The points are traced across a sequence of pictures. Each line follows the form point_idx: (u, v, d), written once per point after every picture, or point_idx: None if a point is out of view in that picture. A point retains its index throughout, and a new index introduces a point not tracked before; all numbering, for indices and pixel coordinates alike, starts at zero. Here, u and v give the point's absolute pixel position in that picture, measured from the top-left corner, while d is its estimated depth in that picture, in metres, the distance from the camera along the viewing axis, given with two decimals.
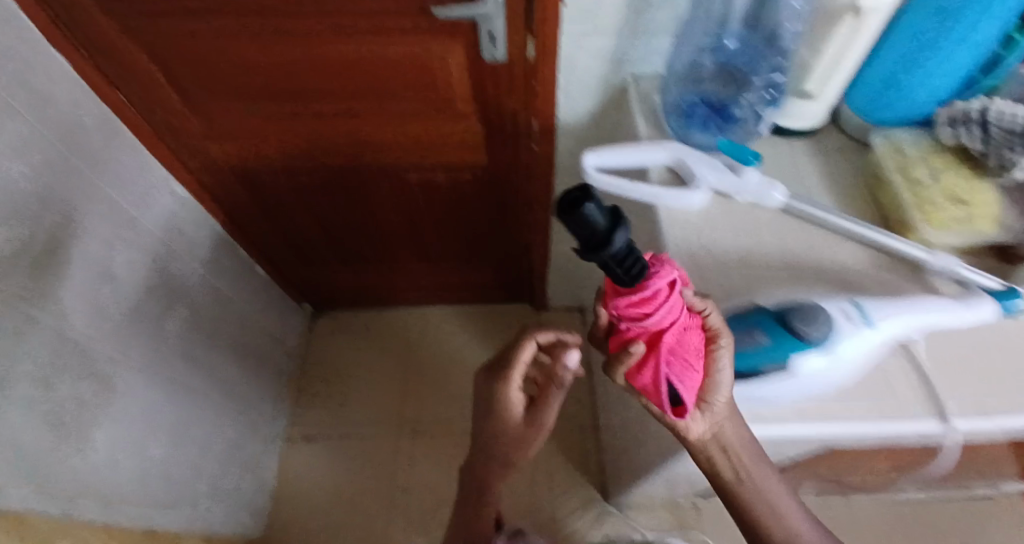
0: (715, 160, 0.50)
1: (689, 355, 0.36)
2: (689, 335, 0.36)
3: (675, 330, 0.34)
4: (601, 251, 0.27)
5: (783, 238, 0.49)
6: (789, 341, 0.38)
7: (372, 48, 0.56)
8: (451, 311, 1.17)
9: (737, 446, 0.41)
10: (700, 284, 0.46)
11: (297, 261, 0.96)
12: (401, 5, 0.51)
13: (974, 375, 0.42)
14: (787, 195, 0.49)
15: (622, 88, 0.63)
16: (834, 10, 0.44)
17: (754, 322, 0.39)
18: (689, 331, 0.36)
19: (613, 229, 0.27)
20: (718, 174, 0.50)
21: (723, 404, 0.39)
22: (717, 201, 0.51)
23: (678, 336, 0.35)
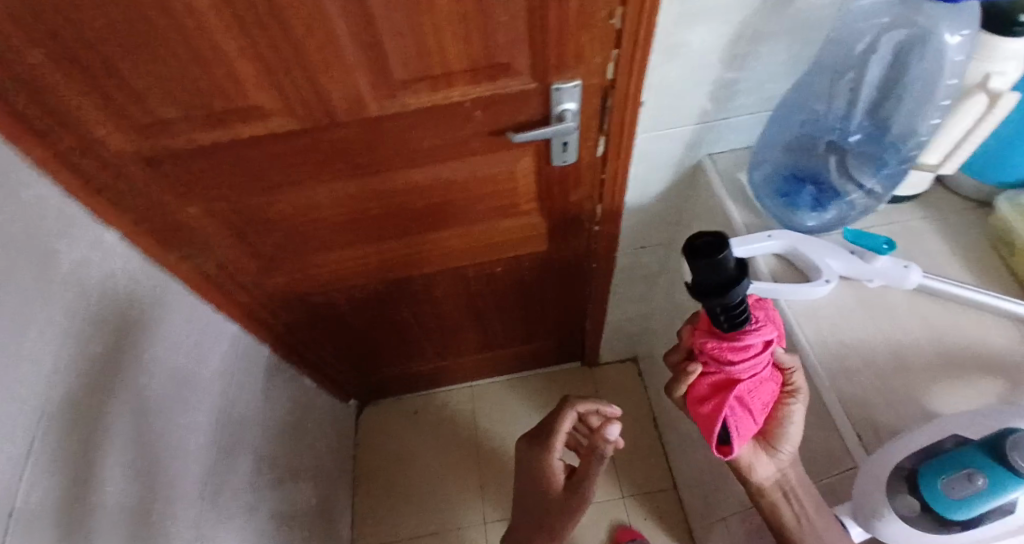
0: (836, 247, 0.47)
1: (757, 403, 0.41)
2: (761, 386, 0.40)
3: (749, 377, 0.40)
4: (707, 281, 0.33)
5: (927, 323, 0.45)
6: (1019, 480, 0.32)
7: (445, 169, 0.52)
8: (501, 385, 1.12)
9: (802, 494, 0.43)
10: (850, 397, 0.42)
11: (346, 364, 0.91)
12: (480, 128, 0.48)
13: None
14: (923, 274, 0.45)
15: (694, 168, 0.59)
16: (963, 90, 0.40)
17: (967, 459, 0.34)
18: (766, 381, 0.41)
19: (714, 264, 0.32)
20: (841, 260, 0.47)
21: (789, 453, 0.43)
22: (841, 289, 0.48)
23: (751, 389, 0.40)
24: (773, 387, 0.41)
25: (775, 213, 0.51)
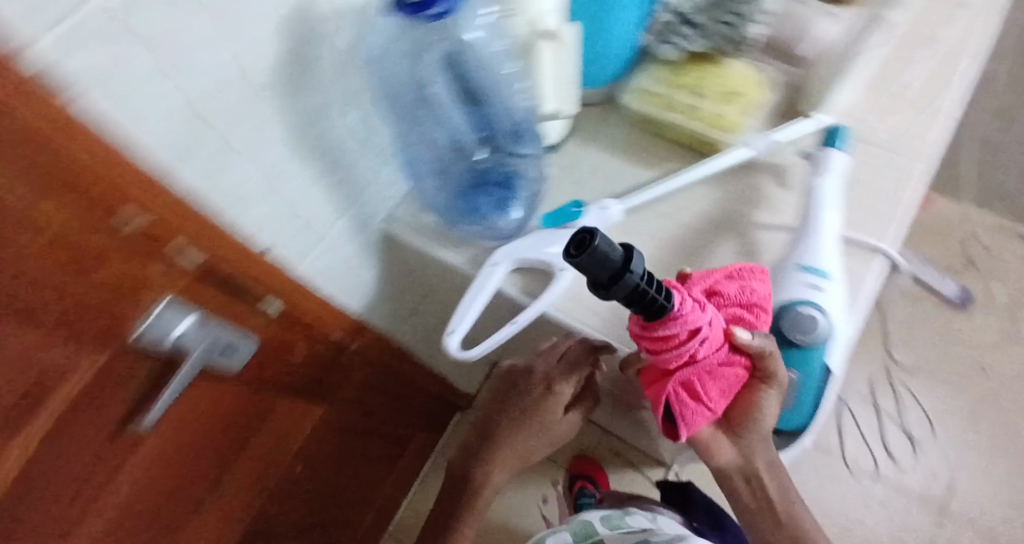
0: (546, 233, 0.61)
1: (714, 395, 0.54)
2: (716, 380, 0.53)
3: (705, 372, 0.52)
4: (617, 283, 0.41)
5: (653, 227, 0.67)
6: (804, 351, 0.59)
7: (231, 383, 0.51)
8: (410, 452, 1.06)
9: (760, 477, 0.61)
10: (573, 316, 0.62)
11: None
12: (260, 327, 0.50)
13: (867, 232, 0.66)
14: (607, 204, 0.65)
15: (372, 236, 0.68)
16: (521, 37, 0.56)
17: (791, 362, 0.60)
18: (728, 371, 0.53)
19: (626, 265, 0.41)
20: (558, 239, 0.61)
21: (754, 439, 0.59)
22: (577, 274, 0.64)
23: (698, 373, 0.52)
24: (731, 369, 0.53)
25: (461, 204, 0.65)
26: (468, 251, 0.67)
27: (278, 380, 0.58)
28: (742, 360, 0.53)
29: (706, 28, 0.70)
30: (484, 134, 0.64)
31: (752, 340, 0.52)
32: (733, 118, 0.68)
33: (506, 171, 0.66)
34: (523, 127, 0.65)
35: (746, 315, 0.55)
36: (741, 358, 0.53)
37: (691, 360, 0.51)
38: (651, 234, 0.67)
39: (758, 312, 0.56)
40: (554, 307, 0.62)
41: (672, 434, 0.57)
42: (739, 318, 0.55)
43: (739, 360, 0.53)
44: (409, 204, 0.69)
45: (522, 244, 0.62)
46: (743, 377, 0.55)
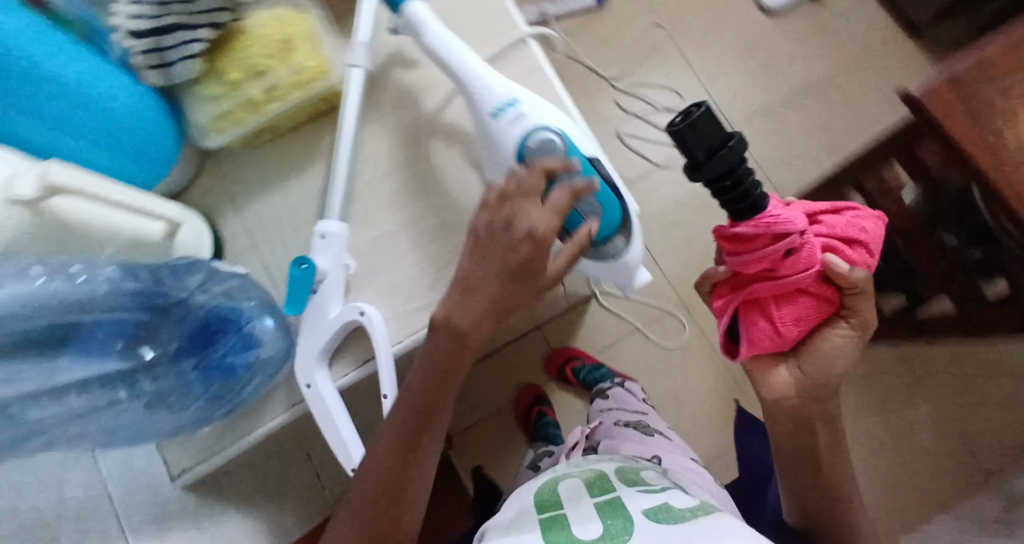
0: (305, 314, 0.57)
1: (785, 326, 0.48)
2: (789, 306, 0.47)
3: (783, 291, 0.46)
4: (699, 164, 0.39)
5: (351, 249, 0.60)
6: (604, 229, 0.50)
7: None
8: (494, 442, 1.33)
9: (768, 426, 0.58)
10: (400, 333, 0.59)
11: None
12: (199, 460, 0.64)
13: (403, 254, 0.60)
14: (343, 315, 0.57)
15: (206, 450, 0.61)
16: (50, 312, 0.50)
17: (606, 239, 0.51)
18: (805, 299, 0.46)
19: (703, 140, 0.38)
20: (325, 305, 0.57)
21: (795, 369, 0.53)
22: (353, 298, 0.60)
23: (771, 291, 0.46)
24: (806, 300, 0.47)
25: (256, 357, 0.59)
26: (287, 405, 0.61)
27: None
28: (825, 293, 0.46)
29: (154, 21, 0.50)
30: (122, 332, 0.56)
31: (846, 266, 0.44)
32: (315, 65, 0.56)
33: (209, 316, 0.58)
34: (142, 264, 0.55)
35: (858, 241, 0.46)
36: (826, 287, 0.46)
37: (772, 272, 0.46)
38: (375, 214, 0.61)
39: (857, 247, 0.45)
40: (394, 343, 0.60)
41: (733, 353, 0.53)
42: (852, 245, 0.46)
43: (817, 292, 0.46)
44: (175, 450, 0.61)
45: (306, 342, 0.57)
46: (828, 307, 0.48)
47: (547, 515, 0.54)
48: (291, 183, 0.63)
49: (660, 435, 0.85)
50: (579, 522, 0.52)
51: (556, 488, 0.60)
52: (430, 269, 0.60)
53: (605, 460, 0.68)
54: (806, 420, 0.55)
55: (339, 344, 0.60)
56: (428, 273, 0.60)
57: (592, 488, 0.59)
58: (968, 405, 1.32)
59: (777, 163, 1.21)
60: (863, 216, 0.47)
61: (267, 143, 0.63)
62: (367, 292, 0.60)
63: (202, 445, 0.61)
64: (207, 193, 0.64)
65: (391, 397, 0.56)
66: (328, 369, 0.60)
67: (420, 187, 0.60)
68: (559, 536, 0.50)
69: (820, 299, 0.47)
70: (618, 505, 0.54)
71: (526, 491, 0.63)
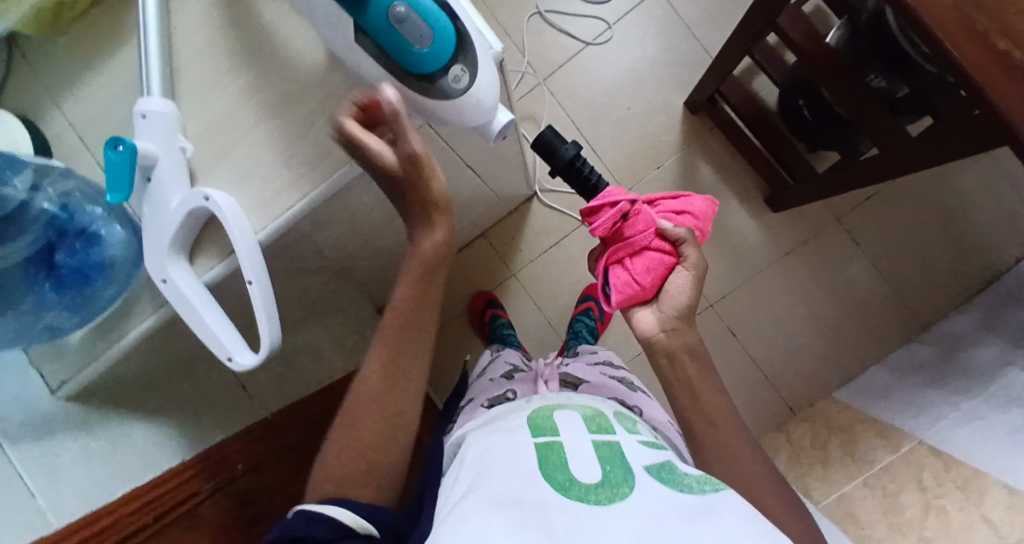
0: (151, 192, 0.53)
1: (639, 276, 0.58)
2: (640, 260, 0.58)
3: (632, 250, 0.58)
4: (559, 156, 0.58)
5: (191, 137, 0.55)
6: (442, 55, 0.43)
7: None
8: (455, 351, 1.41)
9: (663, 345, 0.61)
10: (270, 212, 0.54)
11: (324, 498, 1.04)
12: (89, 387, 0.62)
13: (238, 125, 0.54)
14: (195, 203, 0.51)
15: (84, 362, 0.58)
16: None
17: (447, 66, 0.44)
18: (649, 254, 0.57)
19: (569, 142, 0.58)
20: (166, 193, 0.52)
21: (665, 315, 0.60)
22: (202, 184, 0.54)
23: (626, 251, 0.58)
24: (653, 256, 0.57)
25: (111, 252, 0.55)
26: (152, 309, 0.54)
27: None
28: (665, 249, 0.57)
29: None
30: None
31: (671, 228, 0.57)
32: None
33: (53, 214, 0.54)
34: None
35: (680, 213, 0.59)
36: (660, 242, 0.57)
37: (622, 236, 0.58)
38: (212, 90, 0.55)
39: (684, 216, 0.59)
40: (258, 232, 0.53)
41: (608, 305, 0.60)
42: (680, 215, 0.59)
43: (658, 249, 0.57)
44: (57, 367, 0.59)
45: (154, 234, 0.52)
46: (673, 260, 0.58)
47: (543, 442, 0.50)
48: (109, 65, 0.55)
49: (642, 392, 0.79)
50: (578, 460, 0.47)
51: (553, 413, 0.55)
52: (280, 143, 0.53)
53: (598, 400, 0.62)
54: (676, 352, 0.60)
55: (197, 237, 0.54)
56: (279, 147, 0.53)
57: (591, 423, 0.53)
58: (900, 256, 1.35)
59: (650, 55, 1.35)
60: (692, 202, 0.60)
61: (68, 27, 0.56)
62: (214, 179, 0.54)
63: (74, 355, 0.58)
64: (25, 89, 0.58)
65: (256, 282, 0.52)
66: (190, 264, 0.54)
67: (254, 52, 0.54)
68: (557, 475, 0.45)
69: (662, 254, 0.57)
70: (617, 452, 0.49)
71: (519, 414, 0.57)
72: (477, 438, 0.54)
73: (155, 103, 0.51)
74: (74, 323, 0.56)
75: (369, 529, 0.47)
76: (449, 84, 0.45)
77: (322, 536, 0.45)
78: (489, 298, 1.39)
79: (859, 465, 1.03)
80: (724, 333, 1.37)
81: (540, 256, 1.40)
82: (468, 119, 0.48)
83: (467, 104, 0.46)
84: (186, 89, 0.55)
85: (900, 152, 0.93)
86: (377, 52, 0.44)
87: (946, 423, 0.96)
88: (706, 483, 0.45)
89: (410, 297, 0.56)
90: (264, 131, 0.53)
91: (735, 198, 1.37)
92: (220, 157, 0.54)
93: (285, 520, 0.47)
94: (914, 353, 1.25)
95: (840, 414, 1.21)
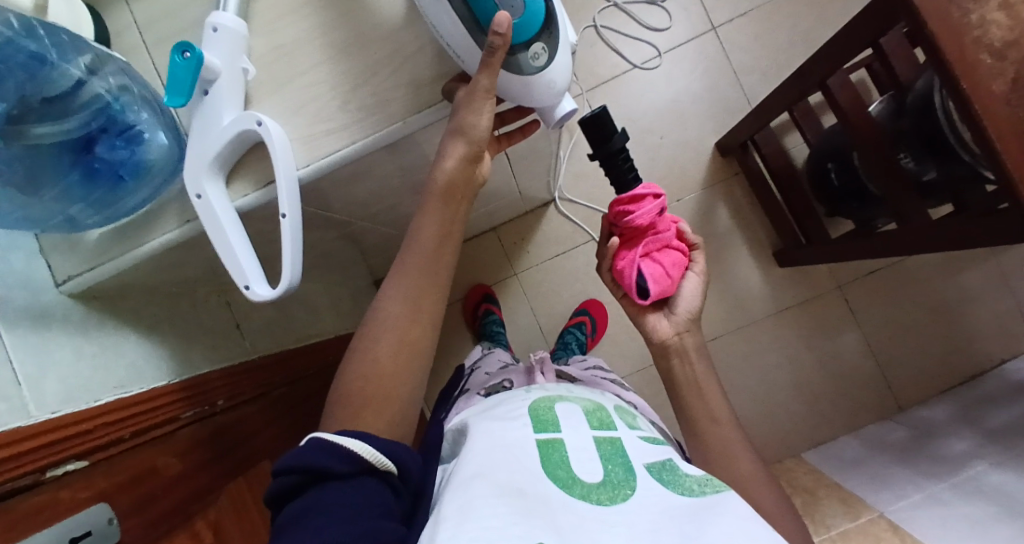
0: (206, 104, 0.52)
1: (668, 269, 0.63)
2: (667, 254, 0.63)
3: (661, 245, 0.63)
4: (611, 141, 0.57)
5: (255, 62, 0.54)
6: (526, 30, 0.44)
7: (122, 426, 0.59)
8: (443, 339, 1.41)
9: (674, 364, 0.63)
10: (318, 152, 0.54)
11: None
12: (94, 290, 0.60)
13: (305, 62, 0.54)
14: (248, 124, 0.51)
15: (97, 260, 0.56)
16: None
17: (527, 41, 0.44)
18: (674, 249, 0.64)
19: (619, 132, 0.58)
20: (219, 110, 0.52)
21: (678, 312, 0.65)
22: (254, 111, 0.54)
23: (655, 245, 0.63)
24: (675, 252, 0.64)
25: (148, 158, 0.53)
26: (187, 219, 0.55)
27: (170, 430, 0.65)
28: (684, 247, 0.65)
29: None
30: None
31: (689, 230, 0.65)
32: None
33: (99, 106, 0.52)
34: (30, 21, 0.48)
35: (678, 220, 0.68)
36: (678, 241, 0.64)
37: (654, 231, 0.63)
38: (282, 20, 0.55)
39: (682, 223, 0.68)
40: (300, 168, 0.53)
41: (639, 297, 0.64)
42: (677, 221, 0.68)
43: (678, 247, 0.64)
44: (66, 261, 0.57)
45: (198, 148, 0.52)
46: (687, 261, 0.66)
47: (545, 436, 0.50)
48: None
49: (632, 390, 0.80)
50: (580, 456, 0.48)
51: (554, 405, 0.55)
52: (339, 86, 0.54)
53: (596, 393, 0.64)
54: (687, 348, 0.64)
55: (237, 161, 0.54)
56: (338, 91, 0.54)
57: (592, 418, 0.54)
58: (891, 336, 1.37)
59: (694, 91, 1.37)
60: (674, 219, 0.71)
61: None
62: (268, 108, 0.54)
63: (88, 252, 0.57)
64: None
65: (289, 217, 0.51)
66: (225, 186, 0.54)
67: None
68: (560, 473, 0.46)
69: (681, 251, 0.64)
70: (619, 449, 0.50)
71: (518, 402, 0.57)
72: (477, 421, 0.55)
73: (227, 21, 0.51)
74: (95, 219, 0.54)
75: (388, 466, 0.43)
76: (527, 60, 0.45)
77: (343, 474, 0.41)
78: (489, 294, 1.39)
79: (818, 527, 1.04)
80: (709, 375, 1.38)
81: (545, 261, 1.41)
82: (535, 97, 0.48)
83: (539, 83, 0.47)
84: (260, 16, 0.55)
85: (920, 232, 0.95)
86: (470, 21, 0.44)
87: (909, 503, 0.98)
88: (712, 486, 0.46)
89: (434, 234, 0.51)
90: (329, 74, 0.54)
91: (746, 246, 1.39)
92: (279, 89, 0.54)
93: (297, 447, 0.42)
94: (888, 430, 1.27)
95: (806, 475, 1.22)
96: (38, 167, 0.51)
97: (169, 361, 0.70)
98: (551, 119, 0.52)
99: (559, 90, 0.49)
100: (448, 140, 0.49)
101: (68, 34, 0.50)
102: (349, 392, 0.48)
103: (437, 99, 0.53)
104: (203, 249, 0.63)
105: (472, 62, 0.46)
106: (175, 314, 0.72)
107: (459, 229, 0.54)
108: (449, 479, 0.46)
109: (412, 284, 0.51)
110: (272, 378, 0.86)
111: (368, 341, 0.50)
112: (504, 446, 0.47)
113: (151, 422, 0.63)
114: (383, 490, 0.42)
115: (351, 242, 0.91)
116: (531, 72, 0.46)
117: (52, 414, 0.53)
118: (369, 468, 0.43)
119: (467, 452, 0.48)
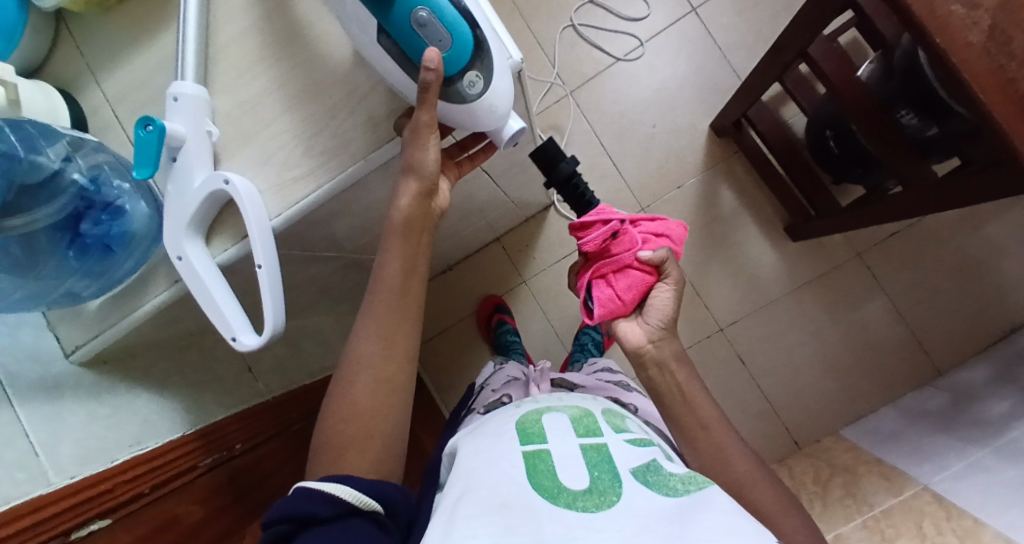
0: (176, 168, 0.55)
1: (621, 293, 0.62)
2: (623, 277, 0.62)
3: (616, 268, 0.62)
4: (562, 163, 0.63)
5: (219, 124, 0.57)
6: (456, 61, 0.45)
7: (140, 481, 0.61)
8: (462, 353, 1.42)
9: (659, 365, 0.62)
10: (287, 201, 0.55)
11: None
12: (102, 357, 0.64)
13: (265, 119, 0.56)
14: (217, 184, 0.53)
15: (99, 330, 0.59)
16: None
17: (460, 71, 0.45)
18: (632, 272, 0.61)
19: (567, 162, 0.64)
20: (190, 172, 0.54)
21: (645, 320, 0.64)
22: (224, 168, 0.56)
23: (612, 268, 0.62)
24: (634, 276, 0.62)
25: (127, 225, 0.56)
26: (171, 279, 0.57)
27: (187, 480, 0.68)
28: (648, 269, 0.62)
29: None
30: None
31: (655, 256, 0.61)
32: None
33: (77, 187, 0.56)
34: None
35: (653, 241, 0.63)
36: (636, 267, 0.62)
37: (608, 253, 0.62)
38: (242, 77, 0.57)
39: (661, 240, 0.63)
40: (272, 218, 0.55)
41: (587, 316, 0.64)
42: (659, 237, 0.64)
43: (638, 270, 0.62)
44: (71, 334, 0.60)
45: (174, 212, 0.54)
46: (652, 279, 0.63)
47: (532, 448, 0.50)
48: (149, 48, 0.58)
49: (636, 392, 0.80)
50: (566, 464, 0.48)
51: (542, 419, 0.56)
52: (301, 135, 0.55)
53: (587, 399, 0.64)
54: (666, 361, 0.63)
55: (213, 218, 0.56)
56: (299, 140, 0.55)
57: (579, 426, 0.55)
58: (920, 300, 1.32)
59: (682, 75, 1.35)
60: (669, 225, 0.65)
61: (115, 13, 0.59)
62: (235, 166, 0.56)
63: (89, 320, 0.60)
64: (70, 63, 0.60)
65: (265, 267, 0.53)
66: (205, 244, 0.56)
67: (287, 45, 0.56)
68: (545, 482, 0.46)
69: (644, 274, 0.62)
70: (605, 456, 0.50)
71: (508, 419, 0.57)
72: (468, 442, 0.56)
73: (187, 88, 0.54)
74: (91, 290, 0.57)
75: (373, 505, 0.45)
76: (465, 89, 0.46)
77: (327, 517, 0.43)
78: (501, 304, 1.39)
79: (859, 507, 0.98)
80: (732, 360, 1.35)
81: (552, 265, 1.40)
82: (481, 122, 0.49)
83: (480, 108, 0.47)
84: (218, 80, 0.57)
85: (924, 193, 0.91)
86: (402, 59, 0.45)
87: (952, 472, 0.93)
88: (697, 483, 0.47)
89: (398, 271, 0.54)
90: (288, 127, 0.55)
91: (754, 225, 1.36)
92: (243, 148, 0.56)
93: (287, 496, 0.44)
94: (926, 399, 1.22)
95: (844, 453, 1.18)
96: (34, 249, 0.56)
97: (183, 413, 0.73)
98: (503, 138, 0.52)
99: (504, 111, 0.49)
100: (403, 177, 0.51)
101: (35, 125, 0.54)
102: (339, 430, 0.50)
103: (391, 135, 0.54)
104: (196, 305, 0.65)
105: (413, 96, 0.48)
106: (185, 366, 0.75)
107: (426, 261, 0.55)
108: (441, 501, 0.47)
109: (385, 322, 0.53)
110: (288, 415, 0.89)
111: (349, 381, 0.51)
112: (488, 465, 0.48)
113: (169, 473, 0.65)
114: (367, 530, 0.44)
115: (351, 273, 0.94)
116: (471, 100, 0.47)
117: (71, 478, 0.56)
118: (356, 510, 0.45)
119: (457, 472, 0.49)
